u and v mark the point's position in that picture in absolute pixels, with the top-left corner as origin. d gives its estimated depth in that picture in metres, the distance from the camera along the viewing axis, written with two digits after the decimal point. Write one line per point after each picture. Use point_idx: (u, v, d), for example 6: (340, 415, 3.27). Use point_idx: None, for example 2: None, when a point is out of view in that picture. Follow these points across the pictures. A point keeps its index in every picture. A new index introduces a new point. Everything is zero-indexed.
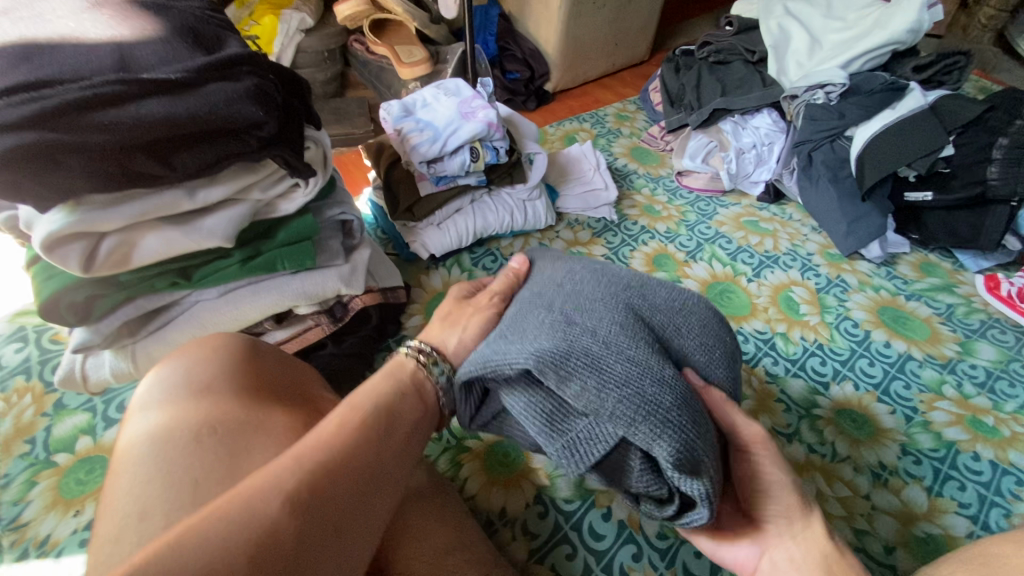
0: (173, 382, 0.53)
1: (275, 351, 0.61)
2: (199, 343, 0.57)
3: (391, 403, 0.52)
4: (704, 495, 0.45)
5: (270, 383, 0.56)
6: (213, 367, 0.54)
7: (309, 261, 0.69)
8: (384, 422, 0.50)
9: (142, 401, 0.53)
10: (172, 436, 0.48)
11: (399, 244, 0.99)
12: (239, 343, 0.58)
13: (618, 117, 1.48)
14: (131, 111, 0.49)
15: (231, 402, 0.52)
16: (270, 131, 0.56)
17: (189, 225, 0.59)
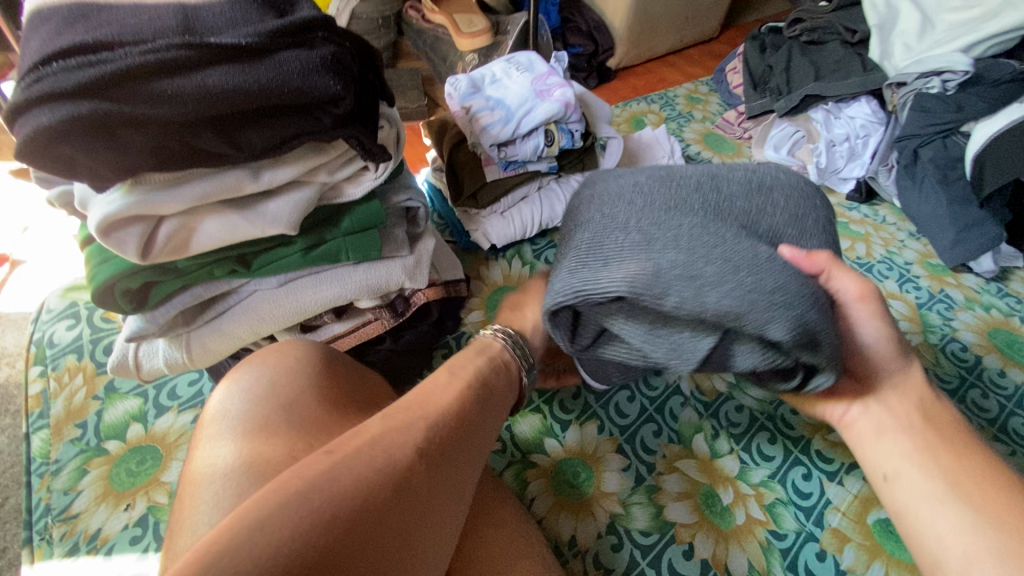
0: (260, 389, 0.52)
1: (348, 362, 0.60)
2: (278, 348, 0.57)
3: (484, 379, 0.60)
4: (829, 361, 0.47)
5: (351, 396, 0.56)
6: (296, 381, 0.53)
7: (375, 252, 0.63)
8: (484, 382, 0.59)
9: (220, 412, 0.52)
10: (261, 452, 0.48)
11: (458, 231, 0.92)
12: (320, 353, 0.57)
13: (689, 99, 1.35)
14: (197, 81, 0.43)
15: (321, 422, 0.51)
16: (346, 108, 0.49)
17: (252, 210, 0.53)
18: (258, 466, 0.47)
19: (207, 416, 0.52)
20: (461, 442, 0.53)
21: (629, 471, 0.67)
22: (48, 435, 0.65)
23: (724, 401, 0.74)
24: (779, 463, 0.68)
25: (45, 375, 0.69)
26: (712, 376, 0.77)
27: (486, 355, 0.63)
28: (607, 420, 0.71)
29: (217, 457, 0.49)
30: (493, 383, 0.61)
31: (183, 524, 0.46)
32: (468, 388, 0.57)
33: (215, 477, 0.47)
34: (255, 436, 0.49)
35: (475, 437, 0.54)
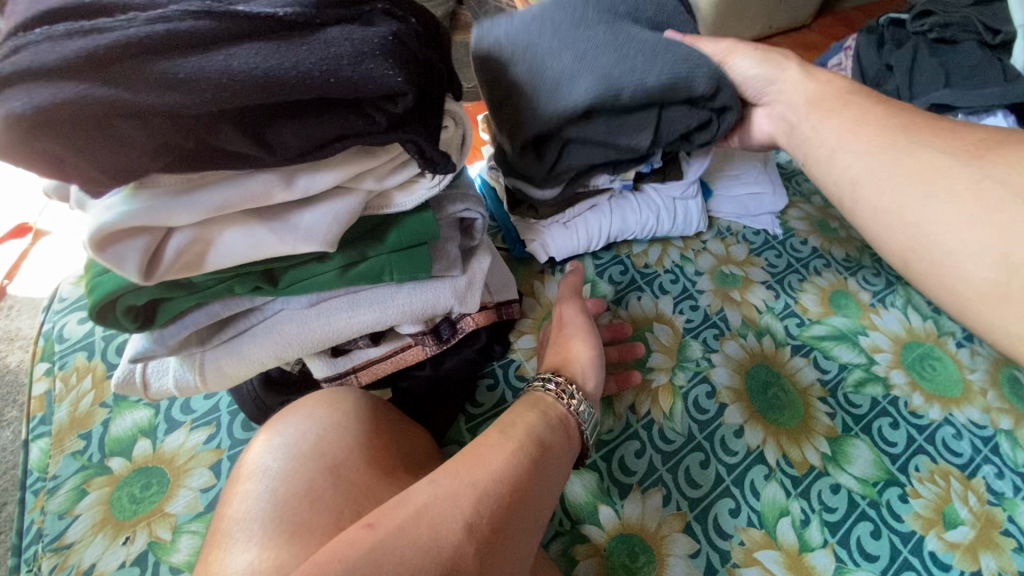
0: (305, 443, 0.48)
1: (395, 412, 0.55)
2: (322, 400, 0.51)
3: (544, 435, 0.51)
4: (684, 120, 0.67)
5: (399, 458, 0.51)
6: (347, 439, 0.49)
7: (423, 272, 0.53)
8: (537, 441, 0.50)
9: (259, 464, 0.47)
10: (303, 517, 0.44)
11: (510, 237, 0.81)
12: (365, 401, 0.52)
13: None
14: (218, 63, 0.33)
15: (372, 488, 0.47)
16: (407, 105, 0.38)
17: (282, 222, 0.43)
18: (304, 534, 0.43)
19: (246, 469, 0.47)
20: (516, 517, 0.44)
21: (698, 557, 0.56)
22: (49, 445, 0.58)
23: (817, 477, 0.62)
24: (885, 566, 0.57)
25: (51, 374, 0.63)
26: (803, 444, 0.64)
27: (539, 411, 0.54)
28: (675, 489, 0.60)
29: (251, 515, 0.44)
30: (548, 440, 0.51)
31: None
32: (520, 449, 0.48)
33: (248, 537, 0.43)
34: (299, 495, 0.45)
35: (532, 508, 0.45)
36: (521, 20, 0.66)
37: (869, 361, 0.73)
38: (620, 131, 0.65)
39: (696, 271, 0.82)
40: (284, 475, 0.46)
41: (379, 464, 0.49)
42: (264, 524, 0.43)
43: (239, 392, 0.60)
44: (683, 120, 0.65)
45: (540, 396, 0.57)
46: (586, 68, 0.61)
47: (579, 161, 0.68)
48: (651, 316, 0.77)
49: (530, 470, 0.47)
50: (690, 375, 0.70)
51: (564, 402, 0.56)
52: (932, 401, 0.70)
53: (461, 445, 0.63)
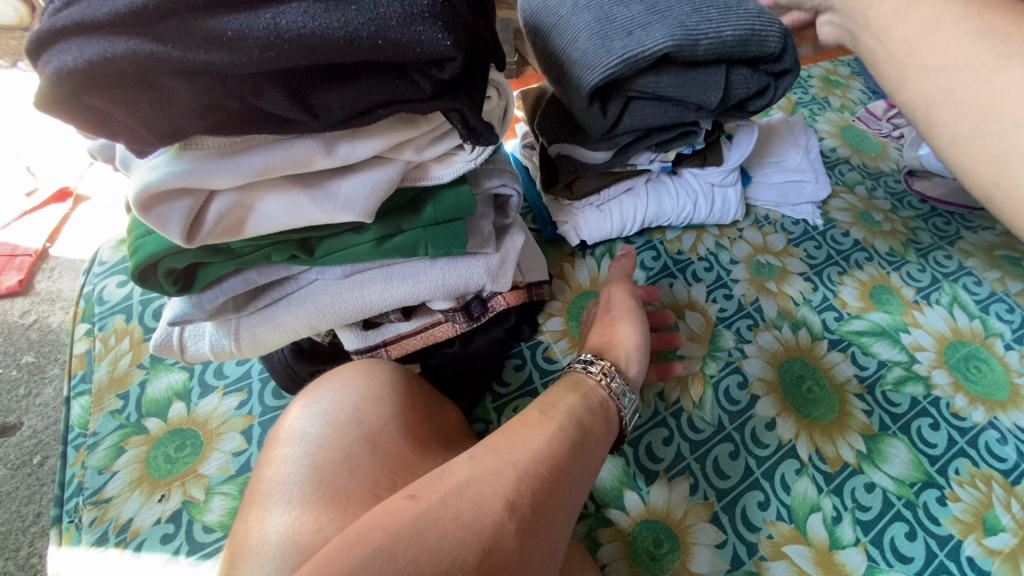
0: (342, 413, 0.47)
1: (428, 386, 0.55)
2: (360, 369, 0.51)
3: (584, 418, 0.50)
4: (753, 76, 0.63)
5: (432, 430, 0.51)
6: (383, 409, 0.48)
7: (457, 247, 0.53)
8: (577, 423, 0.49)
9: (296, 429, 0.47)
10: (342, 482, 0.44)
11: (541, 217, 0.80)
12: (400, 372, 0.52)
13: (827, 81, 1.09)
14: (266, 20, 0.32)
15: (406, 458, 0.47)
16: (453, 73, 0.37)
17: (321, 189, 0.43)
18: (344, 498, 0.43)
19: (283, 433, 0.47)
20: (554, 498, 0.43)
21: (724, 548, 0.55)
22: (89, 402, 0.60)
23: (850, 475, 0.60)
24: (919, 569, 0.55)
25: (91, 335, 0.65)
26: (838, 440, 0.63)
27: (580, 394, 0.53)
28: (703, 479, 0.59)
29: (290, 479, 0.44)
30: (587, 422, 0.50)
31: (243, 566, 0.41)
32: (560, 430, 0.47)
33: (286, 501, 0.43)
34: (337, 462, 0.45)
35: (571, 487, 0.45)
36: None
37: (910, 359, 0.71)
38: (688, 84, 0.61)
39: (731, 259, 0.80)
40: (322, 441, 0.46)
41: (412, 437, 0.48)
42: (303, 491, 0.43)
43: (270, 361, 0.61)
44: (746, 82, 0.62)
45: (577, 376, 0.56)
46: (660, 19, 0.59)
47: (638, 121, 0.65)
48: (683, 303, 0.75)
49: (569, 451, 0.46)
50: (722, 365, 0.69)
51: (604, 385, 0.55)
52: (975, 403, 0.67)
53: (487, 424, 0.63)
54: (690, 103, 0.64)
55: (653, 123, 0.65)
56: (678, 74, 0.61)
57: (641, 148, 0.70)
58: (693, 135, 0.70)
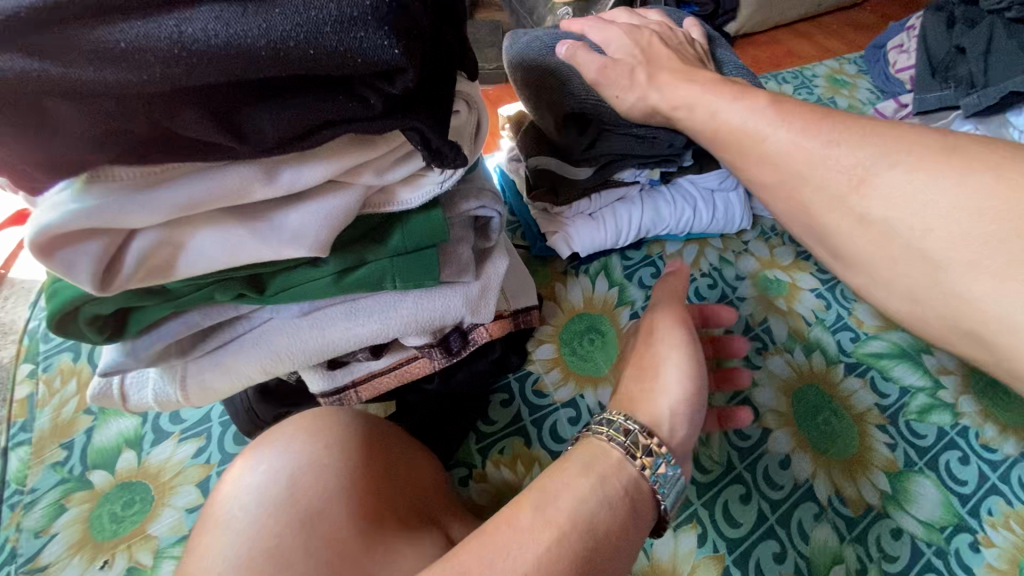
0: (280, 486, 0.41)
1: (390, 457, 0.47)
2: (306, 429, 0.45)
3: (595, 513, 0.43)
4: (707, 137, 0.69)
5: (395, 506, 0.45)
6: (328, 482, 0.42)
7: (430, 279, 0.47)
8: (588, 521, 0.42)
9: (228, 509, 0.41)
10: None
11: (531, 234, 0.74)
12: (358, 430, 0.46)
13: (832, 81, 1.04)
14: (170, 28, 0.27)
15: (351, 549, 0.40)
16: (407, 87, 0.31)
17: (264, 221, 0.37)
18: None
19: (213, 516, 0.41)
20: None
21: None
22: (29, 454, 0.54)
23: (876, 520, 0.54)
24: None
25: (35, 377, 0.59)
26: (860, 479, 0.57)
27: (595, 478, 0.45)
28: (712, 527, 0.53)
29: None
30: (598, 519, 0.43)
31: None
32: (562, 539, 0.40)
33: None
34: (267, 551, 0.38)
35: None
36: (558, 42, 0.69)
37: (934, 384, 0.65)
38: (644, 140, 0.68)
39: (737, 275, 0.74)
40: (251, 529, 0.39)
41: (363, 509, 0.42)
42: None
43: (231, 403, 0.55)
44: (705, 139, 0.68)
45: (604, 452, 0.47)
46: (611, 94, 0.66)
47: (611, 151, 0.69)
48: None
49: (575, 564, 0.40)
50: (729, 395, 0.63)
51: (635, 464, 0.47)
52: (1007, 432, 0.62)
53: (471, 469, 0.57)
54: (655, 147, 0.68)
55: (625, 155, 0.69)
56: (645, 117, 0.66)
57: (625, 166, 0.70)
58: (676, 162, 0.70)
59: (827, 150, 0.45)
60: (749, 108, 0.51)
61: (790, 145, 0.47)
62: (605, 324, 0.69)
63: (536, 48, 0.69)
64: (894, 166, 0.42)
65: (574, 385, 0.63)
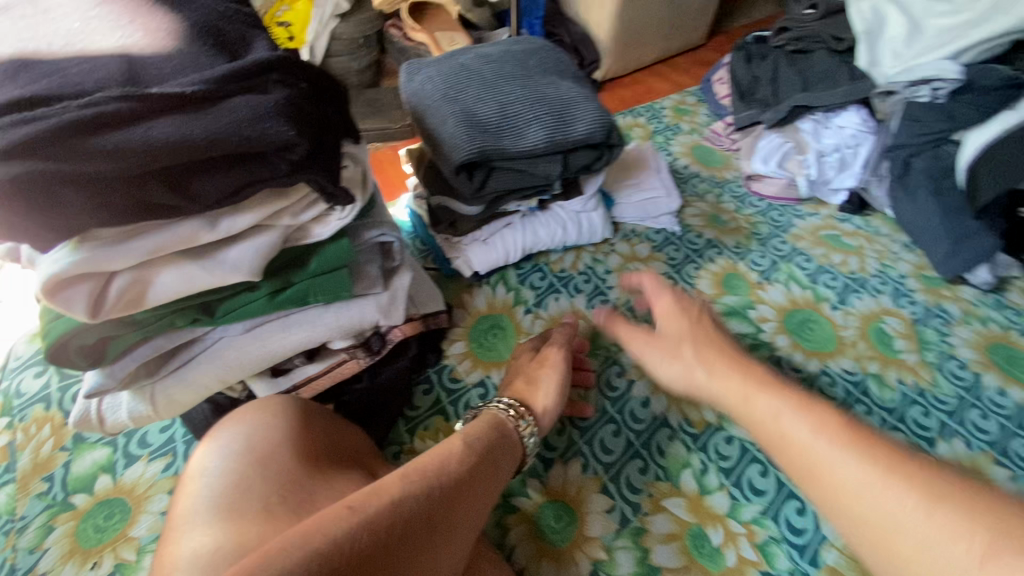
0: (238, 443, 0.53)
1: (327, 415, 0.61)
2: (256, 407, 0.57)
3: (492, 443, 0.60)
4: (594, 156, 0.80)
5: (330, 453, 0.57)
6: (276, 433, 0.55)
7: (344, 291, 0.61)
8: (486, 445, 0.59)
9: (202, 466, 0.53)
10: (236, 502, 0.49)
11: (439, 258, 0.90)
12: (298, 404, 0.59)
13: (676, 111, 1.35)
14: (138, 134, 0.41)
15: (299, 477, 0.52)
16: (303, 153, 0.47)
17: (210, 258, 0.51)
18: (237, 517, 0.48)
19: (190, 473, 0.53)
20: (457, 499, 0.52)
21: (613, 512, 0.65)
22: (14, 490, 0.63)
23: (713, 433, 0.71)
24: (772, 499, 0.66)
25: (11, 428, 0.68)
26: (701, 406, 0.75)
27: (494, 426, 0.62)
28: (591, 457, 0.69)
29: (194, 509, 0.49)
30: (487, 447, 0.59)
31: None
32: (470, 452, 0.57)
33: (199, 533, 0.47)
34: (234, 486, 0.50)
35: (480, 487, 0.55)
36: (444, 86, 0.76)
37: (756, 330, 0.85)
38: (531, 170, 0.76)
39: (606, 270, 0.94)
40: (221, 474, 0.51)
41: (304, 459, 0.54)
42: (208, 518, 0.48)
43: (192, 421, 0.66)
44: (582, 158, 0.79)
45: (496, 418, 0.64)
46: (494, 135, 0.72)
47: (501, 185, 0.76)
48: (567, 313, 0.87)
49: (478, 460, 0.56)
50: (602, 361, 0.80)
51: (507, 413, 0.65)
52: (810, 357, 0.82)
53: (401, 445, 0.70)
54: (540, 177, 0.77)
55: (513, 187, 0.77)
56: (527, 154, 0.74)
57: (509, 200, 0.82)
58: (548, 190, 0.84)
59: (871, 483, 0.42)
60: (818, 424, 0.47)
61: (871, 489, 0.41)
62: (505, 320, 0.85)
63: (423, 96, 0.76)
64: (913, 510, 0.39)
65: (482, 370, 0.78)
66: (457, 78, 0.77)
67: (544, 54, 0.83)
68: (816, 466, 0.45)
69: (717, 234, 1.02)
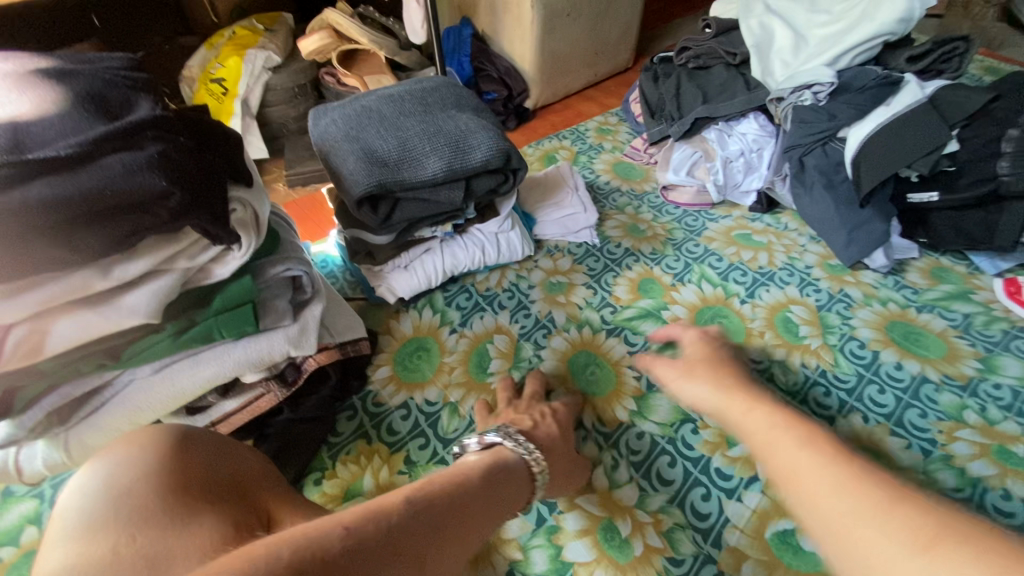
0: (96, 482, 0.50)
1: (212, 439, 0.57)
2: (124, 440, 0.55)
3: (493, 475, 0.58)
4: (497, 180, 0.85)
5: (205, 473, 0.53)
6: (137, 464, 0.51)
7: (249, 326, 0.64)
8: (490, 476, 0.58)
9: (66, 504, 0.50)
10: (89, 532, 0.46)
11: (365, 288, 0.94)
12: (177, 429, 0.56)
13: (599, 131, 1.44)
14: (17, 196, 0.45)
15: (159, 499, 0.48)
16: (180, 200, 0.51)
17: (107, 305, 0.55)
18: (89, 539, 0.45)
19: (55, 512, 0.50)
20: (453, 524, 0.49)
21: (530, 514, 0.67)
22: None
23: (624, 430, 0.76)
24: (678, 487, 0.70)
25: None
26: (615, 405, 0.79)
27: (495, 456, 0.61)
28: None
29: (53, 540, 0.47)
30: (491, 480, 0.57)
31: None
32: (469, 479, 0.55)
33: (56, 557, 0.45)
34: (88, 516, 0.47)
35: (473, 514, 0.52)
36: (346, 128, 0.81)
37: (670, 329, 0.90)
38: (434, 199, 0.81)
39: (529, 285, 0.98)
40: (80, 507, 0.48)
41: (169, 480, 0.50)
42: (64, 543, 0.46)
43: None
44: (486, 182, 0.84)
45: (507, 453, 0.63)
46: (393, 169, 0.77)
47: (407, 215, 0.81)
48: (491, 329, 0.91)
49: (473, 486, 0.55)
50: (524, 373, 0.84)
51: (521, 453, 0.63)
52: None
53: (323, 471, 0.72)
54: (445, 204, 0.82)
55: (420, 216, 0.82)
56: (427, 184, 0.79)
57: (421, 226, 0.86)
58: (460, 215, 0.89)
59: (819, 463, 0.40)
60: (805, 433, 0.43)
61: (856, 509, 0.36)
62: (430, 342, 0.89)
63: (328, 139, 0.81)
64: (866, 516, 0.35)
65: (405, 392, 0.81)
66: (360, 120, 0.82)
67: (443, 91, 0.89)
68: (767, 443, 0.45)
69: (635, 243, 1.08)
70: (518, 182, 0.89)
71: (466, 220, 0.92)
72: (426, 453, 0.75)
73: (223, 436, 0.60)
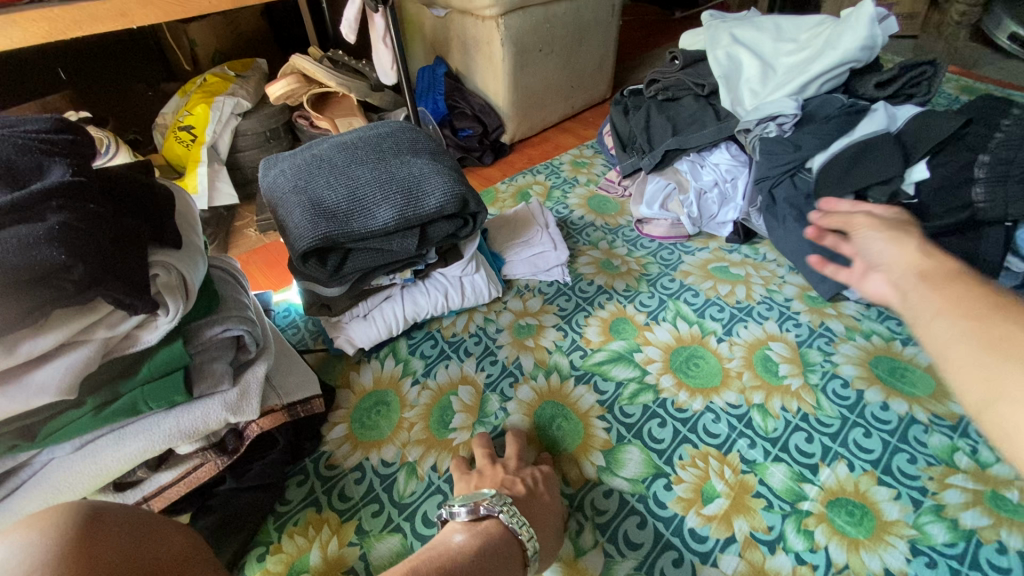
0: None
1: (126, 526, 0.50)
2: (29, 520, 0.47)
3: (483, 556, 0.53)
4: (455, 226, 0.83)
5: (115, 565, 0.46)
6: (34, 556, 0.43)
7: (179, 395, 0.60)
8: (481, 552, 0.54)
9: None
10: None
11: (325, 338, 0.90)
12: (84, 512, 0.49)
13: (574, 164, 1.43)
14: None
15: None
16: (84, 272, 0.48)
17: (15, 384, 0.51)
18: None
19: None
20: None
21: None
22: None
23: (591, 488, 0.71)
24: (648, 552, 0.65)
25: None
26: (582, 461, 0.74)
27: (478, 530, 0.57)
28: None
29: None
30: (481, 564, 0.52)
31: None
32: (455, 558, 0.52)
33: None
34: None
35: None
36: (294, 178, 0.79)
37: (642, 373, 0.85)
38: (386, 249, 0.78)
39: (497, 329, 0.94)
40: None
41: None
42: None
43: None
44: (442, 228, 0.82)
45: (500, 532, 0.57)
46: (340, 221, 0.74)
47: (359, 266, 0.79)
48: (456, 379, 0.86)
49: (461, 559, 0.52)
50: (490, 428, 0.79)
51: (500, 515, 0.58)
52: (694, 394, 0.81)
53: (268, 545, 0.67)
54: (398, 252, 0.79)
55: (373, 265, 0.80)
56: (377, 234, 0.76)
57: (377, 275, 0.83)
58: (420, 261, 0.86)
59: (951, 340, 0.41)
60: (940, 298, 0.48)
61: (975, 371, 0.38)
62: (390, 395, 0.84)
63: (276, 190, 0.79)
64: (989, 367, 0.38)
65: (361, 452, 0.77)
66: (309, 169, 0.80)
67: (398, 136, 0.87)
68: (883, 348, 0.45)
69: (608, 279, 1.04)
70: (479, 226, 0.86)
71: (427, 265, 0.88)
72: (380, 521, 0.69)
73: (149, 519, 0.54)
